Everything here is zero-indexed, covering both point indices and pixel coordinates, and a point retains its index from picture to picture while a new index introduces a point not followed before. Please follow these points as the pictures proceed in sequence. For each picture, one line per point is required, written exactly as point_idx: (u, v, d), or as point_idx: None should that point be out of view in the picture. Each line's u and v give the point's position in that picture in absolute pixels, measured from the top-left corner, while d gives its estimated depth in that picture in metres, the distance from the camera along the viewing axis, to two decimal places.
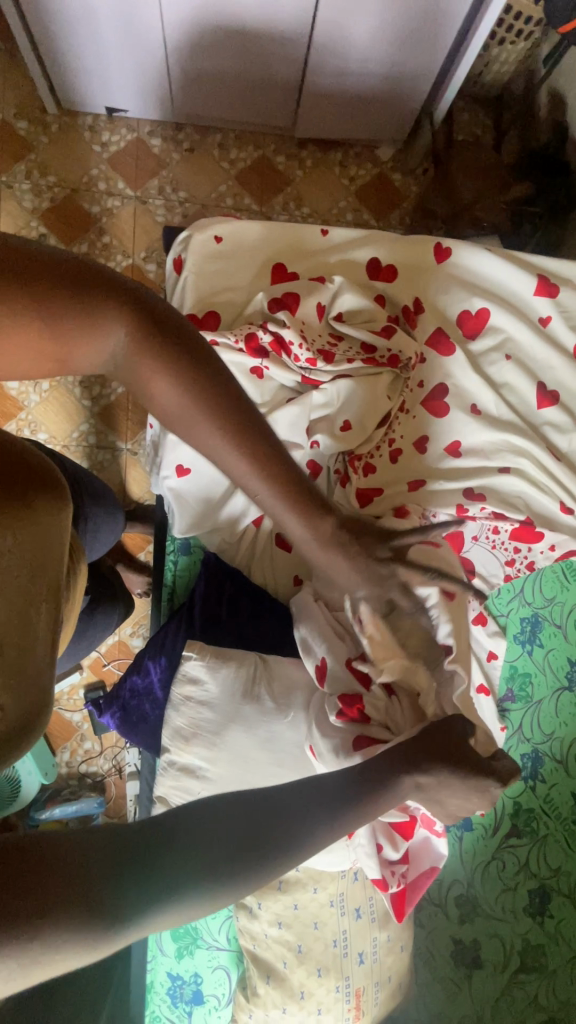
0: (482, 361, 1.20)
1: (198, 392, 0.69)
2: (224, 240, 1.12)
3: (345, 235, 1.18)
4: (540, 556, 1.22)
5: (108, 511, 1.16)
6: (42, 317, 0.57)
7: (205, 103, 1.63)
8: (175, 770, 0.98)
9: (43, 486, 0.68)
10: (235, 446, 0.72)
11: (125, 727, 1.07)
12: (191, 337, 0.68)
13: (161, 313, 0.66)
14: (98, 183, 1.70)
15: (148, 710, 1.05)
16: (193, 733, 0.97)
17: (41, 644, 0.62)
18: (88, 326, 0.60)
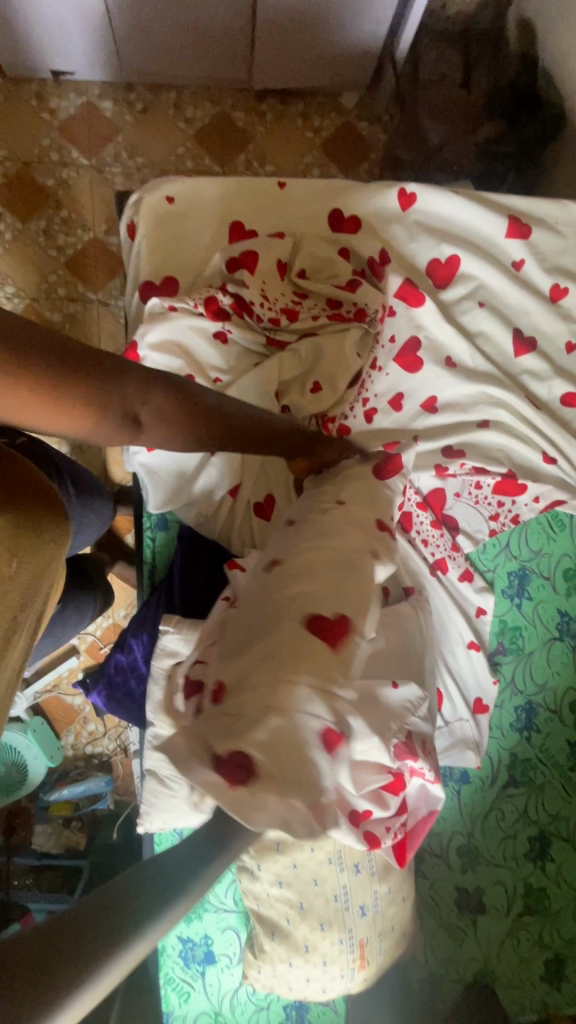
0: (455, 310, 1.16)
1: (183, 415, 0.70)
2: (177, 200, 1.07)
3: (304, 186, 1.13)
4: (524, 508, 1.20)
5: (93, 504, 1.13)
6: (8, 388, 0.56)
7: (154, 59, 1.55)
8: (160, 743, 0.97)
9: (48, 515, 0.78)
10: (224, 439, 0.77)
11: (112, 703, 1.08)
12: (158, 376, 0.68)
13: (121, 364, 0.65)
14: (50, 154, 1.63)
15: (133, 687, 1.05)
16: None
17: (9, 680, 0.70)
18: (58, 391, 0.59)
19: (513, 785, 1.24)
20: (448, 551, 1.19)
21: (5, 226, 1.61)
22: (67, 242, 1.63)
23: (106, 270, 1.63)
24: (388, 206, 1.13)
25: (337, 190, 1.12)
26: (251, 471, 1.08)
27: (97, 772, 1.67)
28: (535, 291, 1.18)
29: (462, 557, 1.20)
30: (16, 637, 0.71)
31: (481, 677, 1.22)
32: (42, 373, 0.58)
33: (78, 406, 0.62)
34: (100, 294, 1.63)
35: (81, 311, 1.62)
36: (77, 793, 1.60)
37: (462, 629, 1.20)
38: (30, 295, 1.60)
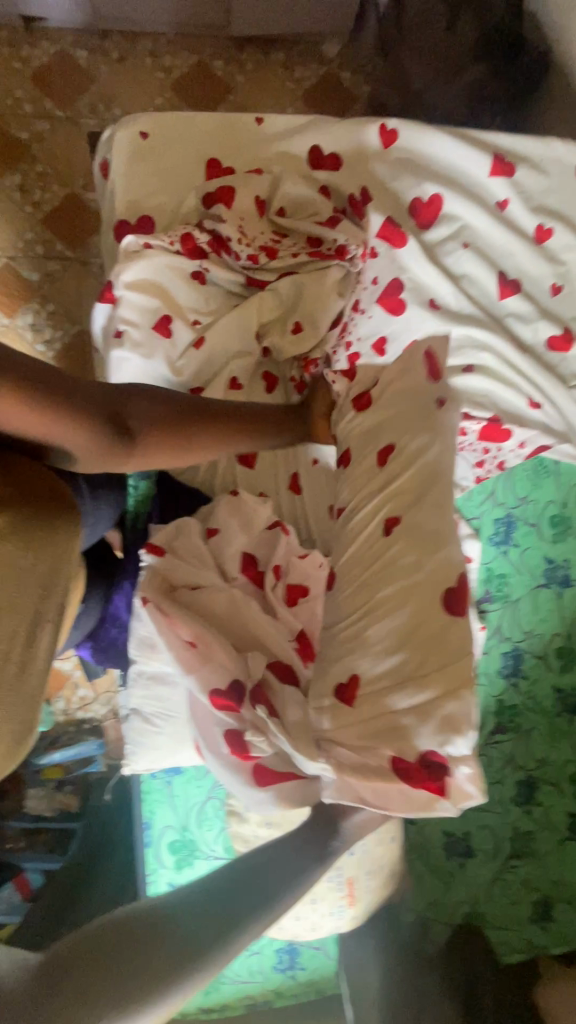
0: (438, 251, 1.13)
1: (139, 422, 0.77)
2: (150, 136, 1.04)
3: (282, 123, 1.09)
4: (510, 455, 1.20)
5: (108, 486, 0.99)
6: None
7: (127, 3, 1.50)
8: (143, 681, 0.95)
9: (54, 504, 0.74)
10: (175, 434, 0.80)
11: (95, 650, 1.08)
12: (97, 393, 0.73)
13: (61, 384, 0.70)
14: (23, 106, 1.58)
15: (117, 635, 1.07)
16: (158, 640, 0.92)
17: (41, 676, 0.70)
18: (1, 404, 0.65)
19: (500, 731, 1.25)
20: None
21: None
22: (43, 197, 1.58)
23: (84, 226, 1.59)
24: (369, 144, 1.11)
25: (316, 126, 1.09)
26: None
27: (89, 737, 1.67)
28: (519, 231, 1.16)
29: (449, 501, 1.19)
30: (43, 633, 0.70)
31: (467, 623, 1.22)
32: None
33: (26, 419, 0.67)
34: (78, 252, 1.59)
35: (60, 269, 1.58)
36: (68, 756, 1.60)
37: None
38: (6, 254, 1.56)
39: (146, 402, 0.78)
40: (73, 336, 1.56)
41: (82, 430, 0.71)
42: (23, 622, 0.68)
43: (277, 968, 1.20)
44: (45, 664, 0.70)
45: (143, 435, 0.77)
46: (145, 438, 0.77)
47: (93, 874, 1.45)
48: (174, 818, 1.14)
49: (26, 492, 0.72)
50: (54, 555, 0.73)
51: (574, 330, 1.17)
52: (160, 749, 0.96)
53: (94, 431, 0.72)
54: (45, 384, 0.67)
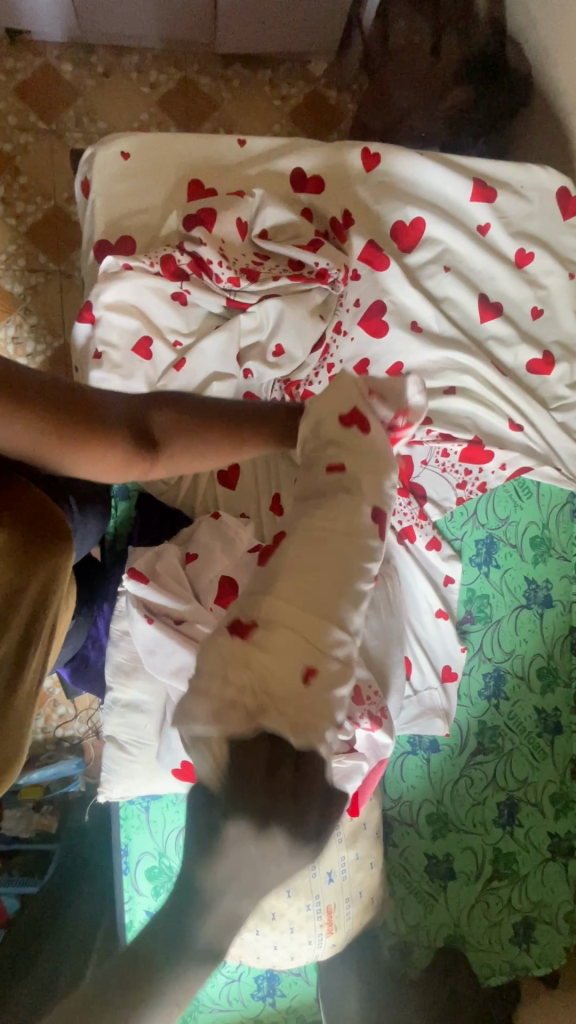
0: (420, 274, 1.14)
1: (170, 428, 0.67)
2: (132, 157, 1.03)
3: (265, 145, 1.10)
4: (491, 476, 1.20)
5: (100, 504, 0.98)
6: None
7: (112, 20, 1.50)
8: (119, 707, 0.92)
9: (49, 525, 0.70)
10: (205, 436, 0.68)
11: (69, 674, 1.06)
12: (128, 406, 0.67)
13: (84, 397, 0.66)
14: (7, 118, 1.57)
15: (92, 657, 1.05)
16: (133, 667, 0.91)
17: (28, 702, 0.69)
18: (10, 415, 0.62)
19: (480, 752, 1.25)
20: (415, 520, 1.18)
21: None
22: (26, 210, 1.57)
23: (68, 240, 1.58)
24: (351, 167, 1.11)
25: (299, 150, 1.10)
26: None
27: (68, 755, 1.64)
28: (500, 256, 1.17)
29: (430, 521, 1.20)
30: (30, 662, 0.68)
31: (448, 646, 1.22)
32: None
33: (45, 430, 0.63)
34: (62, 265, 1.58)
35: (43, 282, 1.56)
36: (47, 776, 1.57)
37: (425, 599, 1.20)
38: None
39: (176, 407, 0.69)
40: (56, 350, 1.54)
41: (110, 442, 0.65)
42: (10, 650, 0.66)
43: (256, 995, 1.17)
44: (33, 684, 0.70)
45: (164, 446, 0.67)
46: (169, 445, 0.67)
47: (69, 902, 1.43)
48: (150, 845, 1.11)
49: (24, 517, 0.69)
50: (46, 578, 0.69)
51: (554, 354, 1.18)
52: (135, 778, 0.94)
53: (116, 442, 0.65)
54: (51, 400, 0.64)
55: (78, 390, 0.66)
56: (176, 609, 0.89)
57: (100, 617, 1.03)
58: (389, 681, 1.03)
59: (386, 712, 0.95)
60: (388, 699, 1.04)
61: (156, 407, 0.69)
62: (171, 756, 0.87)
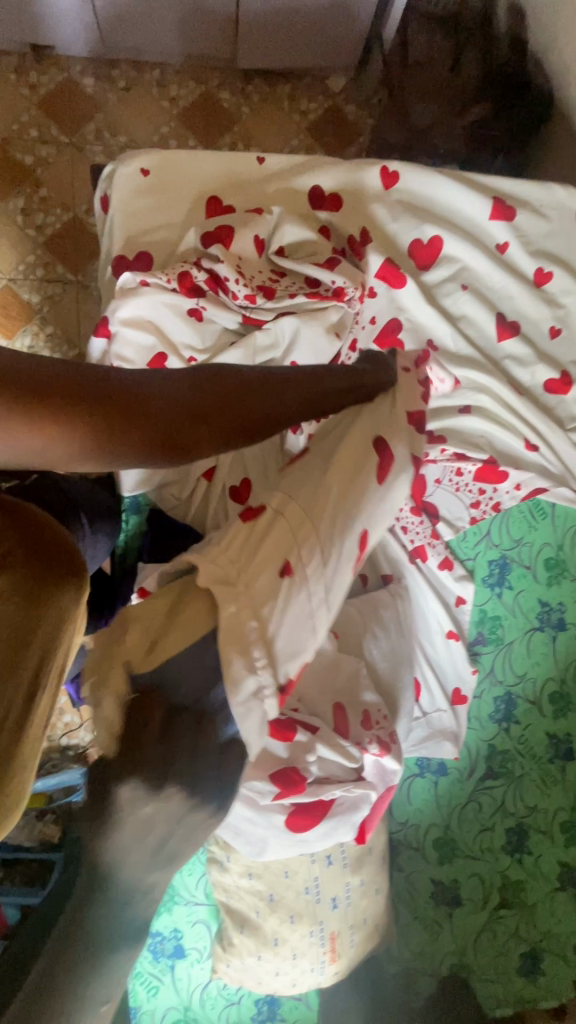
0: (437, 292, 1.14)
1: (222, 402, 0.67)
2: (151, 174, 1.04)
3: (284, 162, 1.09)
4: (505, 497, 1.18)
5: (107, 519, 0.98)
6: (19, 420, 0.52)
7: (135, 36, 1.52)
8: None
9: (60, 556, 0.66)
10: (246, 406, 0.70)
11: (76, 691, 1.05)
12: (177, 384, 0.64)
13: (137, 384, 0.60)
14: (29, 130, 1.59)
15: None
16: None
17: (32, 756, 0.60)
18: (63, 413, 0.54)
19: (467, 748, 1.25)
20: (428, 539, 1.16)
21: None
22: (46, 221, 1.59)
23: (85, 251, 1.60)
24: (369, 185, 1.10)
25: (317, 167, 1.09)
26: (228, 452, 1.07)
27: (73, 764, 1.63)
28: (519, 274, 1.16)
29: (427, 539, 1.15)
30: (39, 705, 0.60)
31: (458, 669, 1.21)
32: (45, 404, 0.53)
33: (102, 431, 0.56)
34: (79, 275, 1.59)
35: (60, 292, 1.58)
36: (52, 785, 1.56)
37: (435, 619, 1.19)
38: (6, 276, 1.57)
39: (215, 381, 0.68)
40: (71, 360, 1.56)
41: (174, 430, 0.61)
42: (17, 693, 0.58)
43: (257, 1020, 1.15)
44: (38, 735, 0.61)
45: (219, 419, 0.66)
46: (223, 418, 0.66)
47: None
48: None
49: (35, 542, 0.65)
50: (59, 609, 0.63)
51: (572, 374, 1.17)
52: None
53: (181, 425, 0.62)
54: (110, 395, 0.57)
55: (129, 376, 0.60)
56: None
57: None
58: (398, 704, 1.02)
59: (395, 737, 0.93)
60: (398, 722, 1.02)
61: (198, 383, 0.66)
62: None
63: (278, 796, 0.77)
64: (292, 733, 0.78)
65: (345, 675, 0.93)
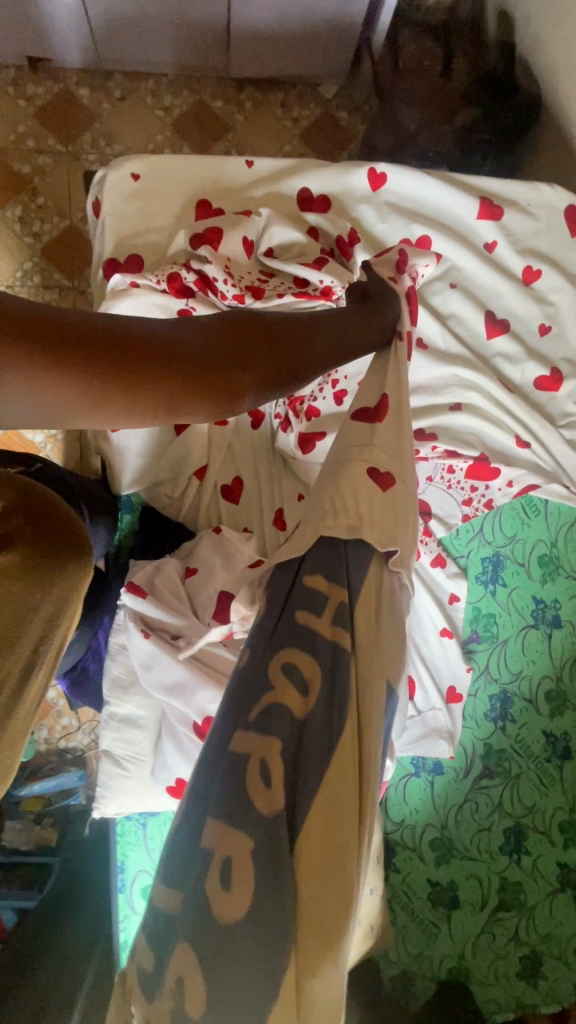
0: (426, 292, 1.15)
1: (257, 354, 0.61)
2: (141, 179, 1.06)
3: (272, 166, 1.11)
4: (498, 494, 1.18)
5: (106, 515, 0.99)
6: (18, 379, 0.45)
7: (130, 47, 1.55)
8: (116, 721, 0.92)
9: (63, 542, 0.62)
10: (280, 354, 0.63)
11: (70, 689, 1.05)
12: (204, 331, 0.57)
13: (153, 335, 0.53)
14: (26, 141, 1.62)
15: (91, 669, 1.04)
16: (130, 682, 0.90)
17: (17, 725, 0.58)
18: (69, 373, 0.47)
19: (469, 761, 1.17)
20: (420, 536, 1.17)
21: None
22: (43, 229, 1.61)
23: (82, 256, 1.62)
24: (358, 187, 1.12)
25: (305, 170, 1.11)
26: (218, 452, 1.07)
27: (71, 767, 1.63)
28: (507, 273, 1.16)
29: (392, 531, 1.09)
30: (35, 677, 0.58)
31: (453, 666, 1.20)
32: (50, 364, 0.46)
33: (116, 394, 0.50)
34: (75, 281, 1.61)
35: (57, 298, 1.60)
36: (49, 787, 1.56)
37: (428, 616, 1.19)
38: (4, 283, 1.59)
39: (252, 326, 0.61)
40: None
41: (197, 384, 0.55)
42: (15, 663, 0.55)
43: None
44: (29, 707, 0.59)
45: (253, 369, 0.60)
46: (256, 367, 0.60)
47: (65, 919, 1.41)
48: (147, 863, 1.09)
49: (38, 520, 0.61)
50: (59, 592, 0.59)
51: (562, 371, 1.17)
52: (129, 796, 0.92)
53: (211, 381, 0.56)
54: (121, 351, 0.50)
55: (146, 325, 0.53)
56: (173, 624, 0.88)
57: (101, 628, 1.04)
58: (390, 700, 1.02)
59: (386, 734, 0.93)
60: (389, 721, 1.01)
61: (229, 329, 0.59)
62: (167, 771, 0.87)
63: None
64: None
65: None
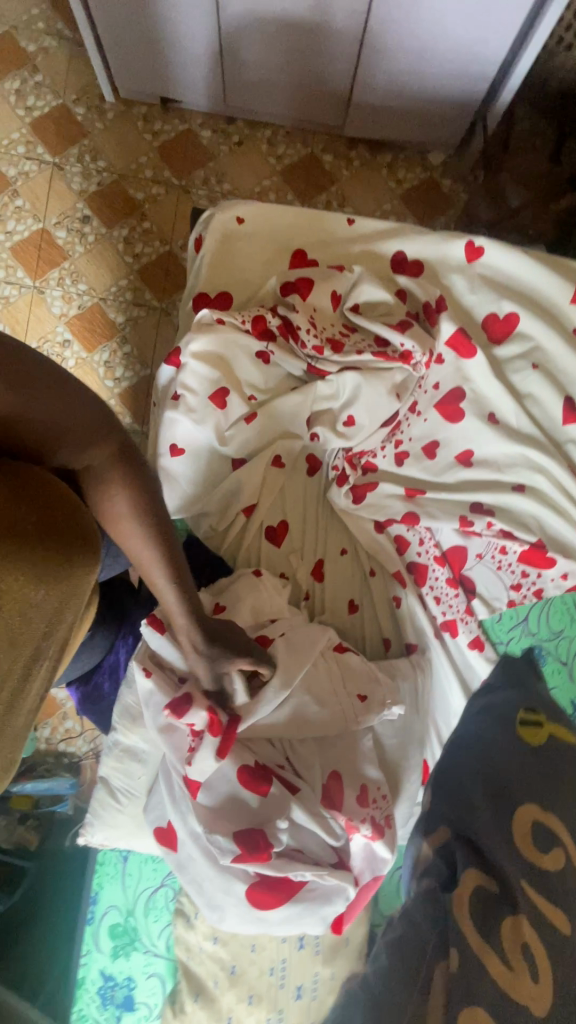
0: (506, 369, 1.12)
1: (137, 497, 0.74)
2: (245, 222, 1.09)
3: (372, 226, 1.13)
4: (550, 584, 1.12)
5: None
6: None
7: (257, 98, 1.64)
8: (118, 750, 0.90)
9: (75, 539, 0.60)
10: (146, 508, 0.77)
11: (83, 701, 1.05)
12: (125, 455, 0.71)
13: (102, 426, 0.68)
14: (145, 170, 1.72)
15: (107, 687, 1.04)
16: (141, 714, 0.89)
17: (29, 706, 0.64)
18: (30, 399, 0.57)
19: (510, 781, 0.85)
20: (461, 614, 1.11)
21: (90, 229, 1.70)
22: (143, 250, 1.70)
23: (174, 281, 1.70)
24: (453, 257, 1.12)
25: (403, 233, 1.12)
26: (269, 493, 1.07)
27: (64, 772, 1.62)
28: None
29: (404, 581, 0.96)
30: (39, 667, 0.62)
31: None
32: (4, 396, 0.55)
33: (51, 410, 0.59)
34: (163, 302, 1.69)
35: (143, 316, 1.68)
36: (41, 788, 1.56)
37: (451, 696, 1.11)
38: (99, 295, 1.68)
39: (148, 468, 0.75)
40: (142, 380, 1.64)
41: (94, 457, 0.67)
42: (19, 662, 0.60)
43: None
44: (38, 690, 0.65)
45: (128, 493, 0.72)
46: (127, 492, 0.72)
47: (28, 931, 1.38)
48: (121, 897, 1.06)
49: (54, 512, 0.60)
50: (66, 589, 0.61)
51: None
52: (117, 831, 0.89)
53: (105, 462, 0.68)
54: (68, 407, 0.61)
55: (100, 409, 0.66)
56: (188, 666, 0.86)
57: (120, 646, 1.02)
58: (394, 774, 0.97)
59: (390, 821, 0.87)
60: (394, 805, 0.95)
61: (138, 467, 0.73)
62: (158, 812, 0.84)
63: (238, 857, 0.75)
64: (266, 787, 0.79)
65: (342, 745, 0.90)
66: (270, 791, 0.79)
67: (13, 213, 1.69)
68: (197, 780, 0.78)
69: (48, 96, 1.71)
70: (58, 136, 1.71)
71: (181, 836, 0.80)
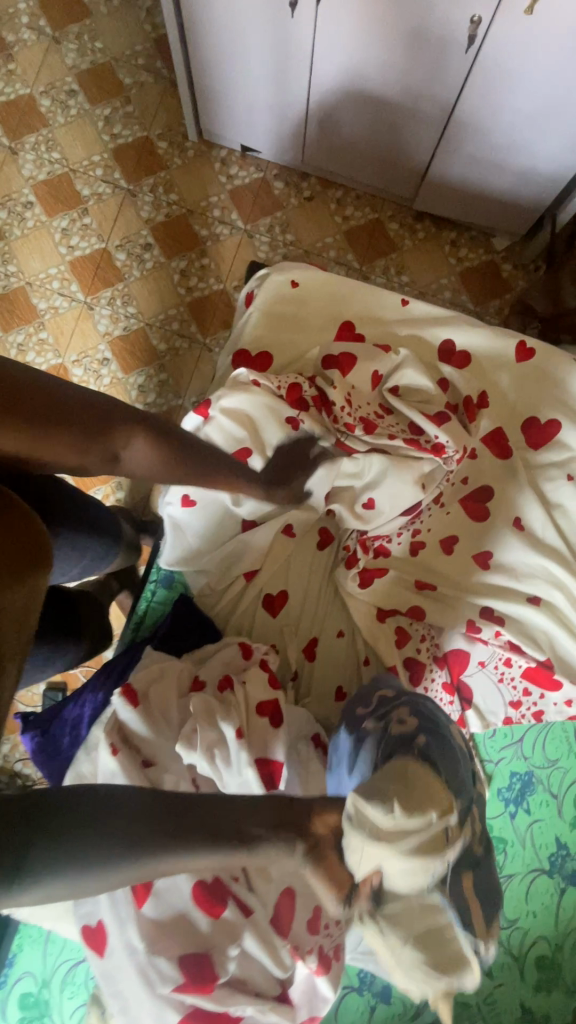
0: (539, 475, 1.08)
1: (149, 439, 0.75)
2: (299, 286, 1.09)
3: (425, 310, 1.12)
4: (551, 709, 1.04)
5: (107, 535, 0.94)
6: None
7: (334, 160, 1.67)
8: None
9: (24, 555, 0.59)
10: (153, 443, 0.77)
11: (36, 757, 0.93)
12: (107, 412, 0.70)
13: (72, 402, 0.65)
14: (213, 210, 1.76)
15: (66, 744, 0.92)
16: None
17: None
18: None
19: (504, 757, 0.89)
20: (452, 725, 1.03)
21: (149, 257, 1.72)
22: (198, 285, 1.72)
23: (222, 320, 1.71)
24: (502, 354, 1.10)
25: (455, 322, 1.10)
26: (273, 561, 1.03)
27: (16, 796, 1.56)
28: None
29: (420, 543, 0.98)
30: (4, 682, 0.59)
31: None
32: None
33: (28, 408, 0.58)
34: (206, 339, 1.70)
35: (185, 349, 1.68)
36: None
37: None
38: (146, 321, 1.70)
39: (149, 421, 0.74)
40: (172, 411, 1.65)
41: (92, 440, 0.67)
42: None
43: None
44: None
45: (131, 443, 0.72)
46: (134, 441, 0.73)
47: None
48: (39, 966, 0.99)
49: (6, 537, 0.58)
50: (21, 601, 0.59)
51: None
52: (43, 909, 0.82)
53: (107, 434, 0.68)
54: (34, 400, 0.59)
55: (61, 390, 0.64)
56: (147, 743, 0.83)
57: (91, 697, 0.93)
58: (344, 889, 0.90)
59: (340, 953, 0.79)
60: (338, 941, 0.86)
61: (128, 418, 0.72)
62: (89, 907, 0.74)
63: (180, 988, 0.68)
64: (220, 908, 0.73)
65: None
66: (223, 913, 0.73)
67: (80, 230, 1.73)
68: (147, 885, 0.72)
69: (134, 127, 1.76)
70: (136, 166, 1.76)
71: (113, 941, 0.71)
